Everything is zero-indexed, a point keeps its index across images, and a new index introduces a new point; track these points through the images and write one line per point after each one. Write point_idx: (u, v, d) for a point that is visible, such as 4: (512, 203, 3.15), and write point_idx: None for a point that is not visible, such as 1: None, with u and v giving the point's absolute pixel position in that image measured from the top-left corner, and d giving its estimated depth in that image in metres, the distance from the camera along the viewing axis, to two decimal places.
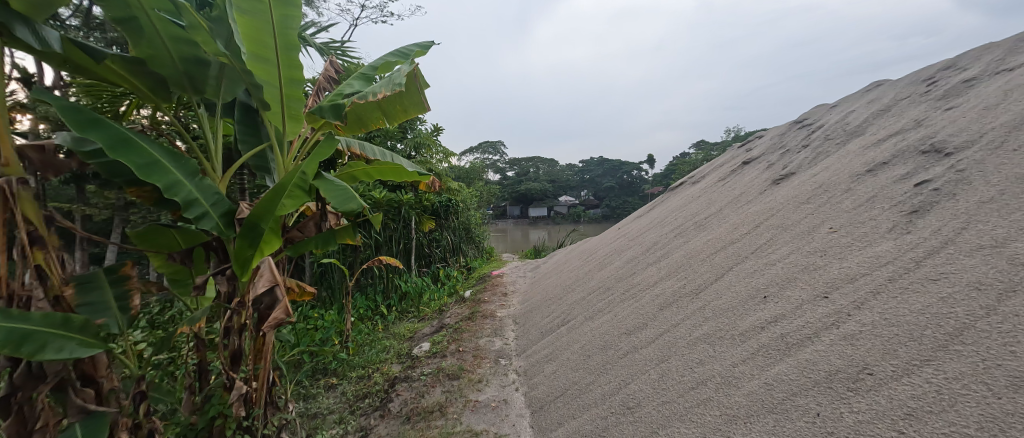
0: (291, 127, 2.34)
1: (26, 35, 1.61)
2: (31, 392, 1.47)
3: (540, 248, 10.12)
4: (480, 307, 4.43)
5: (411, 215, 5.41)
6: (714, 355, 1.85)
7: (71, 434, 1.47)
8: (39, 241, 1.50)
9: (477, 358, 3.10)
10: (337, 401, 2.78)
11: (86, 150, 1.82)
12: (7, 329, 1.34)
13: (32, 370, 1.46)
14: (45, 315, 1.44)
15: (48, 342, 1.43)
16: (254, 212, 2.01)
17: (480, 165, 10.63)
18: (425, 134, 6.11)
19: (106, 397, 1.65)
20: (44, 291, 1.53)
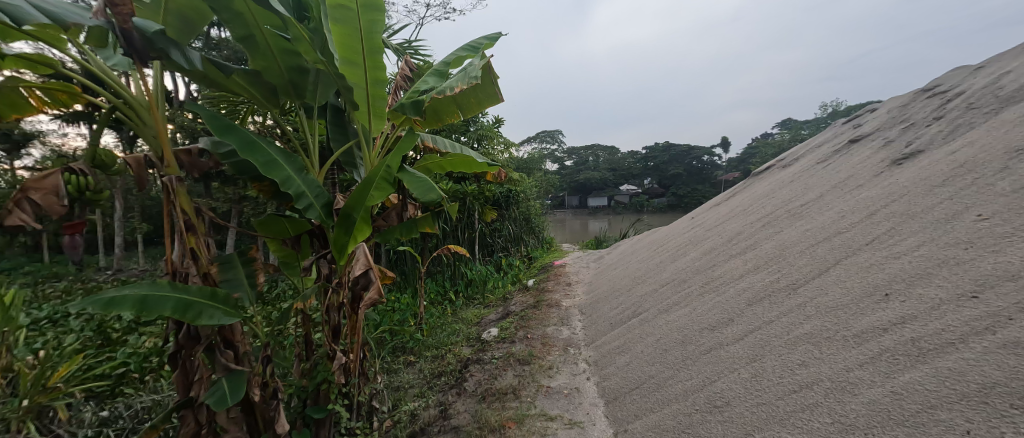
0: (376, 124, 2.54)
1: (178, 58, 1.91)
2: (191, 351, 1.83)
3: (602, 239, 9.84)
4: (545, 295, 4.46)
5: (475, 205, 5.56)
6: (820, 357, 1.66)
7: (220, 386, 1.80)
8: (192, 228, 1.81)
9: (546, 345, 3.13)
10: (416, 376, 3.02)
11: (221, 152, 2.15)
12: (176, 299, 1.66)
13: (190, 333, 1.81)
14: (199, 288, 1.75)
15: (204, 310, 1.73)
16: (348, 202, 2.22)
17: (539, 155, 10.59)
18: (487, 126, 6.22)
19: (244, 358, 1.97)
20: (196, 268, 1.86)
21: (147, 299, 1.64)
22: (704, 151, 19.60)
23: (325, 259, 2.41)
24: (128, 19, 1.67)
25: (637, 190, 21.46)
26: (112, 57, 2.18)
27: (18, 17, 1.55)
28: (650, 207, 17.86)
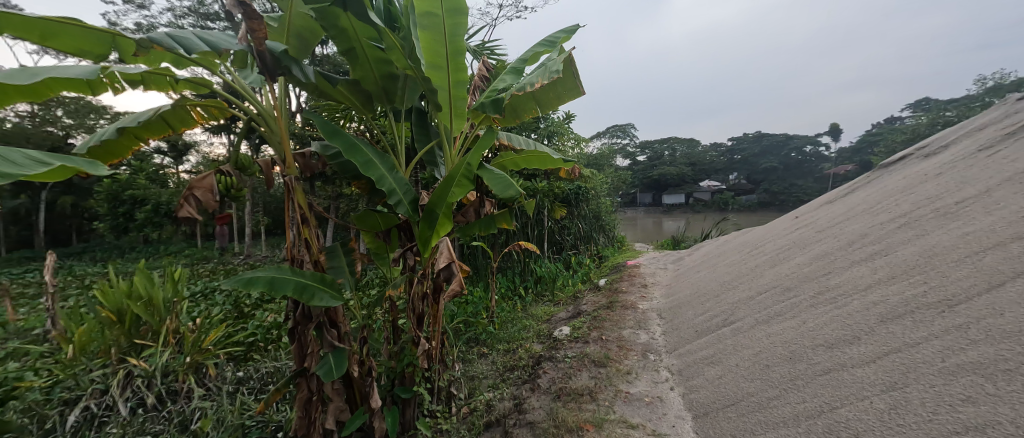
0: (456, 124, 2.64)
1: (297, 72, 2.17)
2: (304, 328, 2.08)
3: (680, 238, 9.19)
4: (618, 296, 4.29)
5: (545, 202, 5.54)
6: (995, 394, 1.40)
7: (328, 360, 2.04)
8: (307, 221, 2.10)
9: (623, 349, 3.01)
10: (489, 368, 3.11)
11: (329, 154, 2.42)
12: (295, 281, 1.92)
13: (304, 312, 2.08)
14: (312, 273, 2.00)
15: (316, 293, 1.97)
16: (431, 198, 2.35)
17: (609, 150, 10.22)
18: (558, 121, 6.13)
19: (345, 337, 2.21)
20: (309, 255, 2.13)
21: (274, 280, 1.90)
22: (806, 143, 17.32)
23: (411, 252, 2.58)
24: (262, 42, 1.93)
25: (720, 185, 19.38)
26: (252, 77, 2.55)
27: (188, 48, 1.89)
28: (735, 205, 15.90)
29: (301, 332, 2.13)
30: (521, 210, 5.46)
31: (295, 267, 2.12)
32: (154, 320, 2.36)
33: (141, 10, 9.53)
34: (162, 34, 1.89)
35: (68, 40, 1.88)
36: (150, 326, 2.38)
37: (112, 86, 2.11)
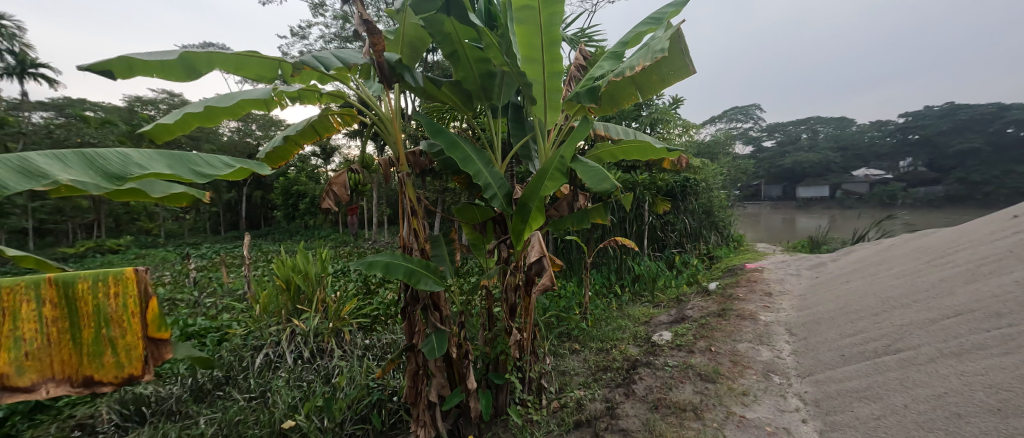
0: (550, 117, 2.60)
1: (408, 78, 2.34)
2: (413, 306, 2.32)
3: (818, 240, 7.82)
4: (733, 304, 3.84)
5: (645, 195, 5.19)
6: None
7: (431, 339, 2.24)
8: (415, 212, 2.30)
9: (736, 365, 2.68)
10: (581, 365, 3.02)
11: (433, 152, 2.58)
12: (405, 266, 2.14)
13: (413, 293, 2.30)
14: (419, 259, 2.22)
15: (422, 278, 2.18)
16: (525, 192, 2.35)
17: (725, 136, 9.14)
18: (664, 107, 5.67)
19: (446, 320, 2.39)
20: (417, 244, 2.36)
21: (388, 264, 2.17)
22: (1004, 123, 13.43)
23: (505, 244, 2.65)
24: (381, 54, 2.12)
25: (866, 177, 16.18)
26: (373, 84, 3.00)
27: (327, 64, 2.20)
28: None
29: (410, 310, 2.35)
30: (618, 204, 5.21)
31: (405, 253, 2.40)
32: (310, 290, 3.47)
33: (296, 37, 11.48)
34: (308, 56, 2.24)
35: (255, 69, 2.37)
36: (306, 296, 3.43)
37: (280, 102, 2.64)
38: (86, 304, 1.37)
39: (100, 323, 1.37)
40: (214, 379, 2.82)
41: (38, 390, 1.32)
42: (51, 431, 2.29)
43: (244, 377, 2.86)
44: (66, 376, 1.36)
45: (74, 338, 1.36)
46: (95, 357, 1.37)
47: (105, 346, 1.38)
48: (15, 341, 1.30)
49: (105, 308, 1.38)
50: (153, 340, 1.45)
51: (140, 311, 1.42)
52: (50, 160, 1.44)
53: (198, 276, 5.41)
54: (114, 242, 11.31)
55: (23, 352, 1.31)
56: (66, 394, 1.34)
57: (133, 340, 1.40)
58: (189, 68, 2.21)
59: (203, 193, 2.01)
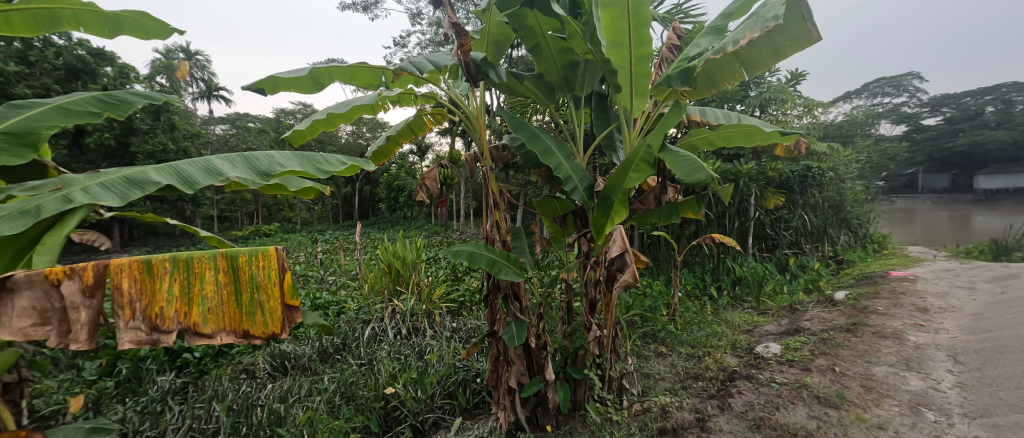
0: (637, 104, 2.43)
1: (493, 75, 2.37)
2: (494, 295, 2.38)
3: (1003, 245, 6.17)
4: (866, 320, 3.28)
5: (751, 188, 4.65)
6: None
7: (511, 328, 2.28)
8: (497, 205, 2.34)
9: (866, 391, 2.29)
10: (668, 369, 2.83)
11: (516, 146, 2.63)
12: (487, 256, 2.20)
13: (494, 283, 2.37)
14: (500, 249, 2.26)
15: (503, 268, 2.22)
16: (607, 185, 2.24)
17: (868, 114, 7.63)
18: (778, 85, 4.98)
19: (526, 311, 2.41)
20: (499, 235, 2.40)
21: (472, 253, 2.25)
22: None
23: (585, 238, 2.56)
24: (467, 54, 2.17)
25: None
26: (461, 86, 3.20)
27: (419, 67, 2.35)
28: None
29: (492, 299, 2.42)
30: (715, 198, 4.75)
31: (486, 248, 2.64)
32: (406, 274, 4.04)
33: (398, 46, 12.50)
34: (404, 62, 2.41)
35: (363, 78, 2.70)
36: (404, 279, 4.05)
37: (382, 106, 2.97)
38: (245, 269, 1.41)
39: (255, 287, 1.40)
40: (335, 344, 3.37)
41: (216, 338, 1.36)
42: (229, 372, 2.98)
43: (356, 344, 3.37)
44: (236, 329, 1.38)
45: (235, 298, 1.39)
46: (254, 315, 1.39)
47: (261, 306, 1.39)
48: (201, 296, 1.38)
49: (258, 275, 1.41)
50: (292, 305, 1.44)
51: (283, 278, 1.43)
52: (227, 162, 1.70)
53: (314, 257, 6.21)
54: (261, 228, 13.71)
55: (206, 306, 1.38)
56: (231, 342, 1.35)
57: (279, 302, 1.41)
58: (313, 80, 2.57)
59: (326, 185, 2.31)
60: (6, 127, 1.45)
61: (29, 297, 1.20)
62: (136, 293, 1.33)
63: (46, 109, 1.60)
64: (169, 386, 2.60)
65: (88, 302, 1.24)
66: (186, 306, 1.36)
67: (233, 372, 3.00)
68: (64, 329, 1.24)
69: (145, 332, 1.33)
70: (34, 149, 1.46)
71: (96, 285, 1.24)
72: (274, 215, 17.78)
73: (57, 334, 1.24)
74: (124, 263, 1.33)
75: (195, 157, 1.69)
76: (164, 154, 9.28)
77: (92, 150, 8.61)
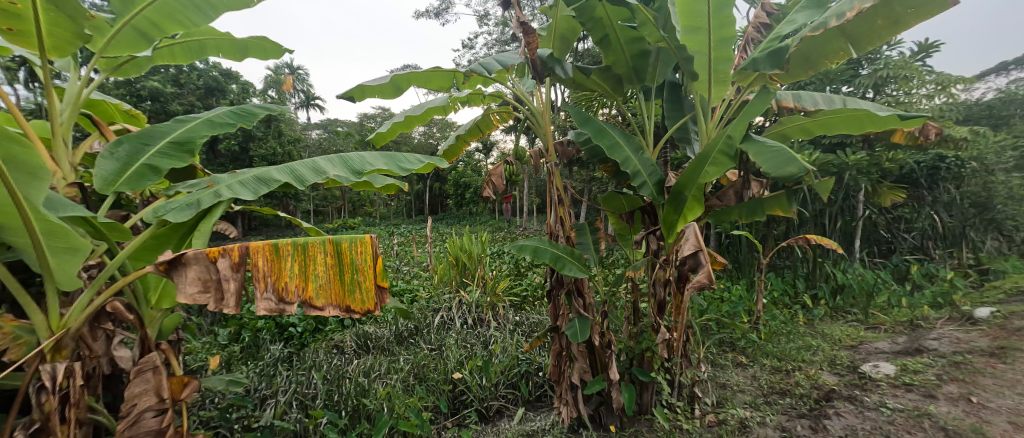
0: (716, 92, 2.23)
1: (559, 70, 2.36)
2: (557, 290, 2.38)
3: None
4: (1017, 344, 2.71)
5: (860, 184, 4.06)
6: None
7: (574, 325, 2.26)
8: (562, 200, 2.33)
9: (1012, 427, 1.90)
10: (748, 381, 2.61)
11: (580, 141, 2.53)
12: (551, 252, 2.19)
13: (557, 277, 2.37)
14: (564, 245, 2.24)
15: (567, 264, 2.20)
16: (679, 180, 2.10)
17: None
18: (898, 61, 4.27)
19: (589, 308, 2.39)
20: (563, 232, 2.38)
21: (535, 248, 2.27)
22: None
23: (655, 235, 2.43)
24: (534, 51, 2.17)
25: None
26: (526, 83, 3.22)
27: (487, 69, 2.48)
28: None
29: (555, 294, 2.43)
30: (810, 194, 4.34)
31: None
32: (476, 266, 4.28)
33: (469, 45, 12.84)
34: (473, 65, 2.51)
35: (436, 81, 2.83)
36: (469, 271, 4.34)
37: (453, 107, 3.10)
38: (347, 253, 1.53)
39: (355, 268, 1.51)
40: (409, 328, 3.61)
41: (325, 310, 1.49)
42: (324, 344, 3.38)
43: (429, 332, 3.56)
44: (341, 304, 1.50)
45: (340, 276, 1.51)
46: (355, 292, 1.50)
47: (361, 285, 1.50)
48: (315, 274, 1.52)
49: (357, 259, 1.52)
50: (384, 287, 1.55)
51: (378, 261, 1.53)
52: (328, 160, 1.88)
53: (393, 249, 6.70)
54: (349, 221, 15.09)
55: (318, 282, 1.51)
56: (337, 314, 1.46)
57: (376, 282, 1.51)
58: (393, 86, 2.76)
59: (404, 182, 2.45)
60: (173, 138, 1.74)
61: (196, 270, 1.42)
62: (268, 270, 1.51)
63: (199, 121, 1.84)
64: (279, 353, 3.01)
65: (236, 275, 1.43)
66: (303, 282, 1.51)
67: (325, 345, 3.33)
68: (220, 297, 1.44)
69: (274, 302, 1.50)
70: (193, 154, 1.75)
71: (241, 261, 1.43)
72: (357, 210, 19.45)
73: (213, 300, 1.43)
74: (259, 245, 1.53)
75: (303, 158, 1.90)
76: (272, 156, 10.75)
77: (223, 152, 10.42)
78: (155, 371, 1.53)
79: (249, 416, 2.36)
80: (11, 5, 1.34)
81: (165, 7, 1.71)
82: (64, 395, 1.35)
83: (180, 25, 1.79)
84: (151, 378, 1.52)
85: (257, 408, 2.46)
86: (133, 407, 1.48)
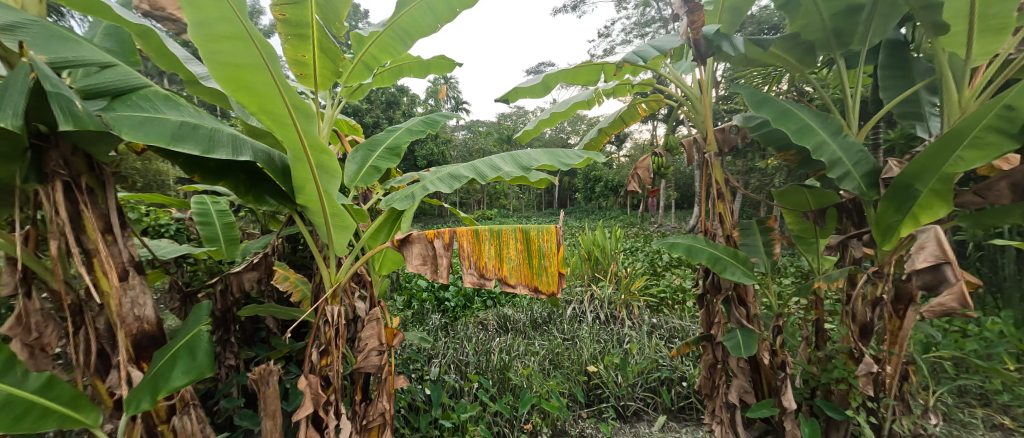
0: (982, 47, 1.71)
1: (729, 47, 2.18)
2: (715, 297, 2.48)
3: None
4: None
5: None
6: None
7: (737, 335, 2.27)
8: (721, 195, 2.46)
9: None
10: None
11: (751, 125, 2.53)
12: (710, 253, 2.29)
13: (715, 283, 2.46)
14: (725, 247, 2.31)
15: (728, 267, 2.24)
16: (907, 170, 1.73)
17: None
18: None
19: (752, 319, 2.37)
20: (722, 232, 2.49)
21: (691, 249, 2.33)
22: None
23: (856, 242, 2.23)
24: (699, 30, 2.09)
25: None
26: (684, 65, 3.00)
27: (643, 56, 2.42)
28: None
29: (709, 299, 2.54)
30: None
31: (709, 238, 2.54)
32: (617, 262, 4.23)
33: (617, 34, 12.53)
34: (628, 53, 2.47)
35: (584, 76, 2.88)
36: (602, 266, 4.54)
37: (599, 99, 3.14)
38: (535, 240, 1.77)
39: (542, 254, 1.76)
40: (544, 315, 3.81)
41: (516, 287, 1.78)
42: (479, 319, 3.85)
43: (567, 321, 3.70)
44: (530, 284, 1.77)
45: (528, 260, 1.79)
46: (542, 275, 1.75)
47: (547, 270, 1.75)
48: (508, 256, 1.80)
49: (544, 246, 1.76)
50: (562, 272, 1.78)
51: (561, 250, 1.74)
52: (502, 160, 2.17)
53: None
54: (488, 212, 16.44)
55: (510, 264, 1.80)
56: (527, 292, 1.74)
57: (559, 268, 1.73)
58: (542, 85, 2.95)
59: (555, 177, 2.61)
60: (388, 143, 2.18)
61: (419, 246, 1.78)
62: (470, 250, 1.82)
63: (401, 131, 2.30)
64: (438, 322, 3.58)
65: (447, 253, 1.77)
66: (499, 263, 1.81)
67: (472, 321, 3.75)
68: (435, 269, 1.79)
69: (476, 276, 1.82)
70: (399, 156, 2.16)
71: (452, 242, 1.76)
72: (501, 204, 20.98)
73: (429, 271, 1.79)
74: (463, 230, 1.85)
75: (482, 157, 2.21)
76: (434, 156, 12.57)
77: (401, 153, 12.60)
78: (376, 322, 1.94)
79: (421, 368, 2.85)
80: (303, 57, 1.98)
81: (383, 43, 2.17)
82: (336, 329, 1.86)
83: (391, 56, 2.25)
84: (375, 326, 1.94)
85: (426, 364, 2.95)
86: (364, 345, 1.93)
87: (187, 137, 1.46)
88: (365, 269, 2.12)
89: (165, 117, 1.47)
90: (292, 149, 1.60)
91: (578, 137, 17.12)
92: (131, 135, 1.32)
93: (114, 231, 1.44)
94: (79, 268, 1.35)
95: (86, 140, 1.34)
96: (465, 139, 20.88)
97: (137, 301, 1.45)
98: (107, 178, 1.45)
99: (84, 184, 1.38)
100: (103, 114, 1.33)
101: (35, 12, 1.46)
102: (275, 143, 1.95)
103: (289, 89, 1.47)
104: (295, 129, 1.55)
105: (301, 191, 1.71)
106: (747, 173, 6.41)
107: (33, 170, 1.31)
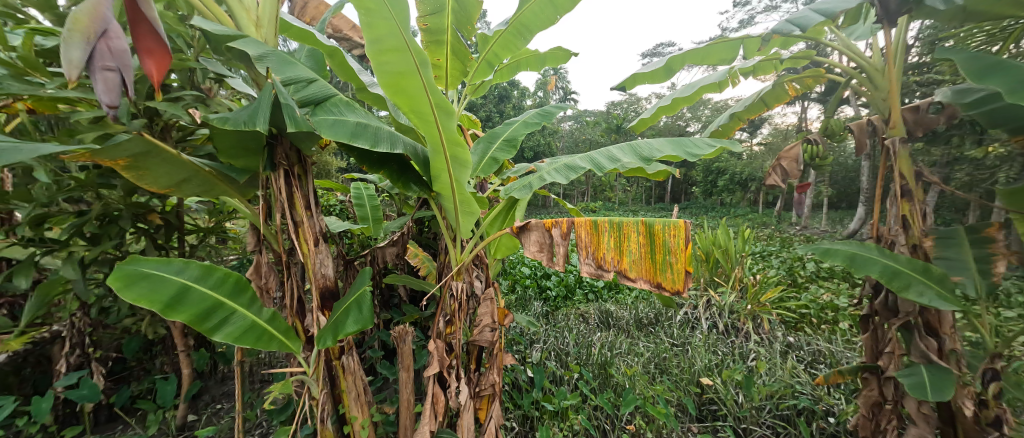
0: None
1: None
2: (887, 321, 1.98)
3: None
4: None
5: None
6: None
7: (922, 372, 1.78)
8: (907, 194, 1.93)
9: None
10: None
11: (965, 101, 1.89)
12: (886, 266, 1.82)
13: (889, 304, 1.96)
14: (909, 259, 1.82)
15: (912, 284, 1.76)
16: None
17: None
18: None
19: (945, 352, 1.85)
20: (905, 238, 1.97)
21: (855, 258, 1.88)
22: None
23: None
24: None
25: None
26: (859, 29, 2.41)
27: (802, 23, 2.01)
28: None
29: (879, 322, 2.05)
30: None
31: (885, 246, 2.03)
32: None
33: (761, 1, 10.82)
34: (781, 21, 2.09)
35: (717, 56, 2.55)
36: (723, 270, 4.06)
37: (733, 80, 2.76)
38: (661, 235, 1.65)
39: (667, 250, 1.64)
40: (650, 316, 3.61)
41: (636, 281, 1.72)
42: (586, 311, 3.84)
43: (680, 326, 3.44)
44: (652, 280, 1.68)
45: (651, 255, 1.69)
46: (666, 272, 1.65)
47: (672, 266, 1.63)
48: (629, 250, 1.74)
49: (670, 242, 1.63)
50: (688, 271, 1.66)
51: (689, 248, 1.60)
52: (621, 150, 2.09)
53: None
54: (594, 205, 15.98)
55: (631, 257, 1.73)
56: (648, 288, 1.67)
57: (685, 266, 1.60)
58: (666, 69, 2.73)
59: (675, 168, 2.40)
60: (507, 135, 2.29)
61: (536, 234, 1.87)
62: (588, 242, 1.84)
63: (518, 124, 2.38)
64: (542, 310, 3.70)
65: (564, 242, 1.82)
66: (618, 255, 1.77)
67: (573, 313, 3.76)
68: (550, 257, 1.85)
69: (594, 267, 1.83)
70: (515, 148, 2.25)
71: (568, 232, 1.80)
72: (612, 197, 20.13)
73: (545, 258, 1.87)
74: (582, 221, 1.88)
75: (600, 149, 2.15)
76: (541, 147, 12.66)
77: None
78: (490, 302, 2.08)
79: (524, 352, 3.01)
80: (438, 60, 2.26)
81: (506, 40, 2.25)
82: (460, 303, 2.06)
83: (511, 51, 2.32)
84: (489, 305, 2.09)
85: (529, 348, 3.09)
86: (480, 321, 2.09)
87: (360, 134, 1.79)
88: (482, 253, 2.31)
89: (347, 118, 1.82)
90: (432, 143, 1.80)
91: (699, 124, 15.42)
92: (326, 133, 1.70)
93: (312, 208, 1.84)
94: (290, 236, 1.77)
95: (298, 139, 1.74)
96: (578, 129, 20.50)
97: (323, 263, 1.84)
98: (309, 167, 1.87)
99: (296, 171, 1.82)
100: (311, 117, 1.73)
101: (273, 44, 1.91)
102: (420, 138, 2.24)
103: (434, 90, 1.65)
104: (435, 124, 1.74)
105: (438, 181, 1.93)
106: (944, 167, 4.93)
107: (268, 162, 1.77)
